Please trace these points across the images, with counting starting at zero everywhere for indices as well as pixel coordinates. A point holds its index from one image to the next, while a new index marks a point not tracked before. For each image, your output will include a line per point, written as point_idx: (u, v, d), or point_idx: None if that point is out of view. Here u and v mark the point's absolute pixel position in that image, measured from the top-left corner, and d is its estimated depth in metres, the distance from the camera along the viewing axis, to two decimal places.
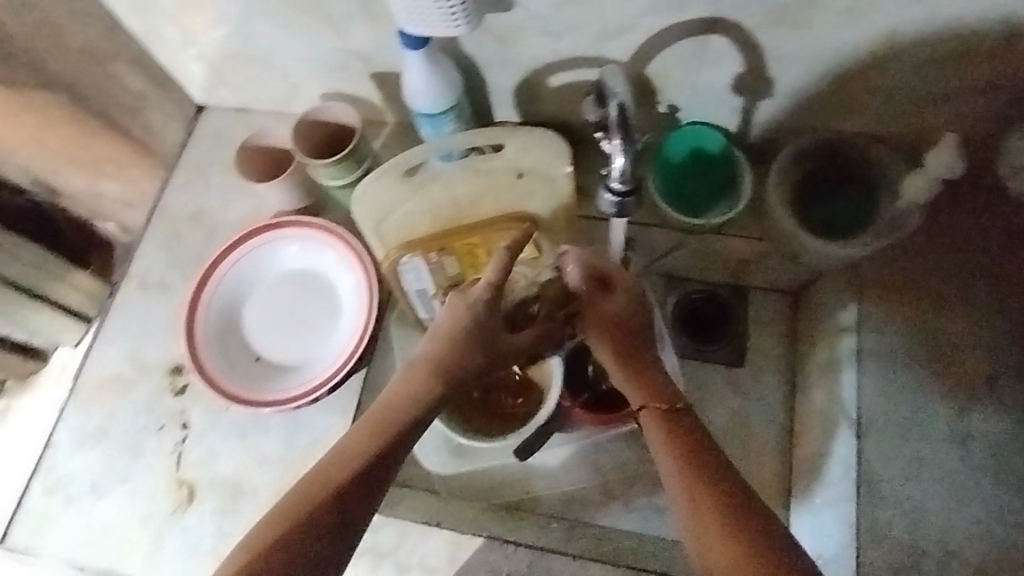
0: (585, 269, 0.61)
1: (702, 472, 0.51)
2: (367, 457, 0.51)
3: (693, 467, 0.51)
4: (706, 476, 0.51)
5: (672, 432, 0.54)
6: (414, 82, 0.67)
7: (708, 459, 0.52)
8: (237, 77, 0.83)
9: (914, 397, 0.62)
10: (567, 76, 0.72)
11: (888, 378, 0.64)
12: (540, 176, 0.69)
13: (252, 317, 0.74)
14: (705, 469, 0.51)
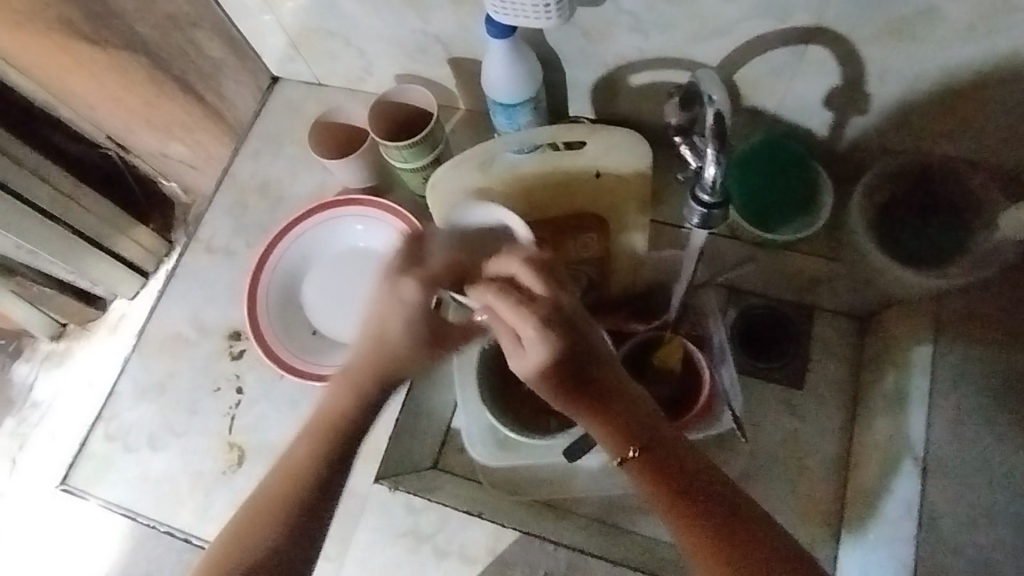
0: (498, 299, 0.56)
1: (701, 511, 0.50)
2: (313, 460, 0.56)
3: (689, 514, 0.50)
4: (705, 516, 0.49)
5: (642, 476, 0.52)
6: (495, 70, 0.67)
7: (705, 495, 0.50)
8: (317, 52, 0.86)
9: (988, 443, 0.59)
10: (648, 76, 0.69)
11: (961, 420, 0.62)
12: (619, 178, 0.65)
13: (311, 290, 0.77)
14: (703, 511, 0.50)
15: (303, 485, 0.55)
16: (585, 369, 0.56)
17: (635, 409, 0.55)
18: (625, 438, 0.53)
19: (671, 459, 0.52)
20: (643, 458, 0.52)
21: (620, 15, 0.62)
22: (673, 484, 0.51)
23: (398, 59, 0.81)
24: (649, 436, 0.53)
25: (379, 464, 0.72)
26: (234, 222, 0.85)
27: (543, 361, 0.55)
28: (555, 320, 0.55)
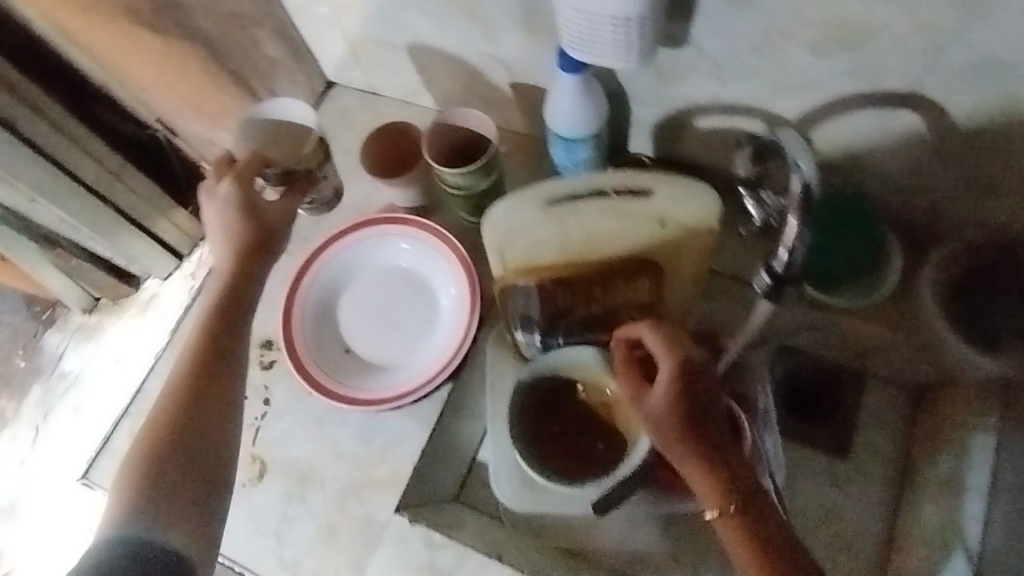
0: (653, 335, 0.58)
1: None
2: (211, 376, 0.64)
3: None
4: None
5: (744, 532, 0.53)
6: (561, 105, 0.65)
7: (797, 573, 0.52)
8: (375, 63, 0.84)
9: None
10: (717, 122, 0.66)
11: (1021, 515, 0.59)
12: (683, 231, 0.63)
13: (346, 305, 0.75)
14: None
15: (187, 391, 0.63)
16: (701, 412, 0.56)
17: (745, 475, 0.55)
18: (727, 495, 0.54)
19: (771, 531, 0.53)
20: (741, 522, 0.54)
21: (700, 60, 0.59)
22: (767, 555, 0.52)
23: (458, 79, 0.79)
24: (753, 503, 0.54)
25: (400, 494, 0.70)
26: None
27: (668, 399, 0.56)
28: (694, 373, 0.57)
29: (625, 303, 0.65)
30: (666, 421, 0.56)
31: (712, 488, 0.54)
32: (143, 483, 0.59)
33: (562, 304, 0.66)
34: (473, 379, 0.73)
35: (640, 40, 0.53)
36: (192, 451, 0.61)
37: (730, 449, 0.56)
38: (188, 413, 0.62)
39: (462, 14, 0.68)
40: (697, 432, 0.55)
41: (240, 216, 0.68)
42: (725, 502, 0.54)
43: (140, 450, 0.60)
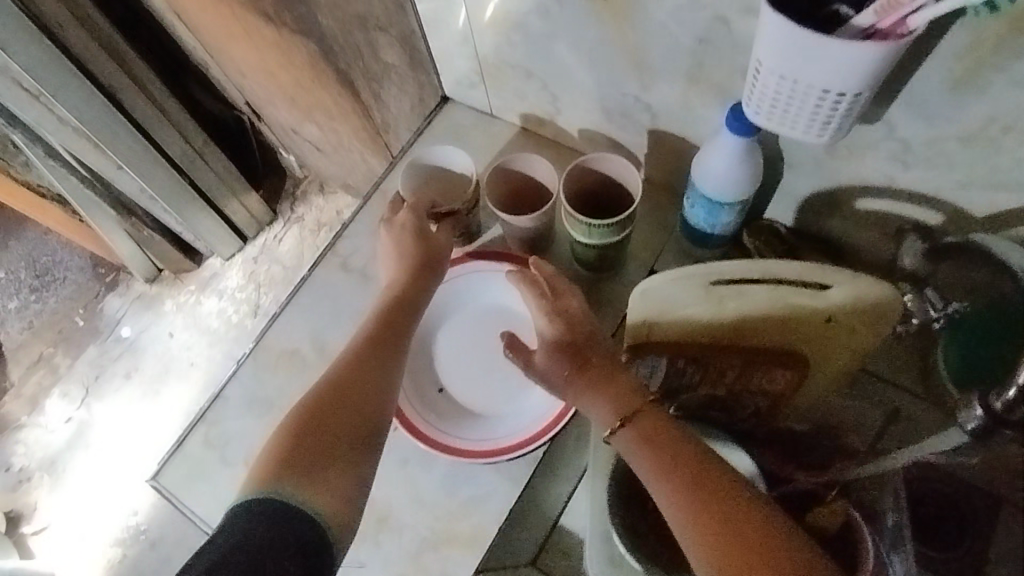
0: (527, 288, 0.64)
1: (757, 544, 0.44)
2: (369, 367, 0.61)
3: (746, 545, 0.44)
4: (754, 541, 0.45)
5: (655, 444, 0.52)
6: (717, 168, 0.59)
7: (753, 518, 0.46)
8: (499, 84, 0.80)
9: None
10: (882, 205, 0.60)
11: None
12: (848, 329, 0.55)
13: (448, 344, 0.71)
14: (754, 534, 0.45)
15: (392, 349, 0.63)
16: (590, 351, 0.59)
17: (669, 429, 0.53)
18: (665, 453, 0.51)
19: (713, 475, 0.49)
20: (685, 476, 0.49)
21: (888, 141, 0.53)
22: (718, 503, 0.47)
23: (589, 115, 0.74)
24: (690, 453, 0.50)
25: (480, 556, 0.65)
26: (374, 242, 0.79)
27: (566, 364, 0.59)
28: (580, 338, 0.60)
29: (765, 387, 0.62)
30: (561, 358, 0.59)
31: (605, 402, 0.56)
32: (280, 456, 0.54)
33: (691, 376, 0.62)
34: (570, 443, 0.67)
35: (843, 117, 0.47)
36: (321, 425, 0.56)
37: (642, 405, 0.55)
38: (353, 396, 0.59)
39: (618, 52, 0.63)
40: (584, 358, 0.59)
41: (412, 239, 0.69)
42: (669, 464, 0.50)
43: (293, 421, 0.57)
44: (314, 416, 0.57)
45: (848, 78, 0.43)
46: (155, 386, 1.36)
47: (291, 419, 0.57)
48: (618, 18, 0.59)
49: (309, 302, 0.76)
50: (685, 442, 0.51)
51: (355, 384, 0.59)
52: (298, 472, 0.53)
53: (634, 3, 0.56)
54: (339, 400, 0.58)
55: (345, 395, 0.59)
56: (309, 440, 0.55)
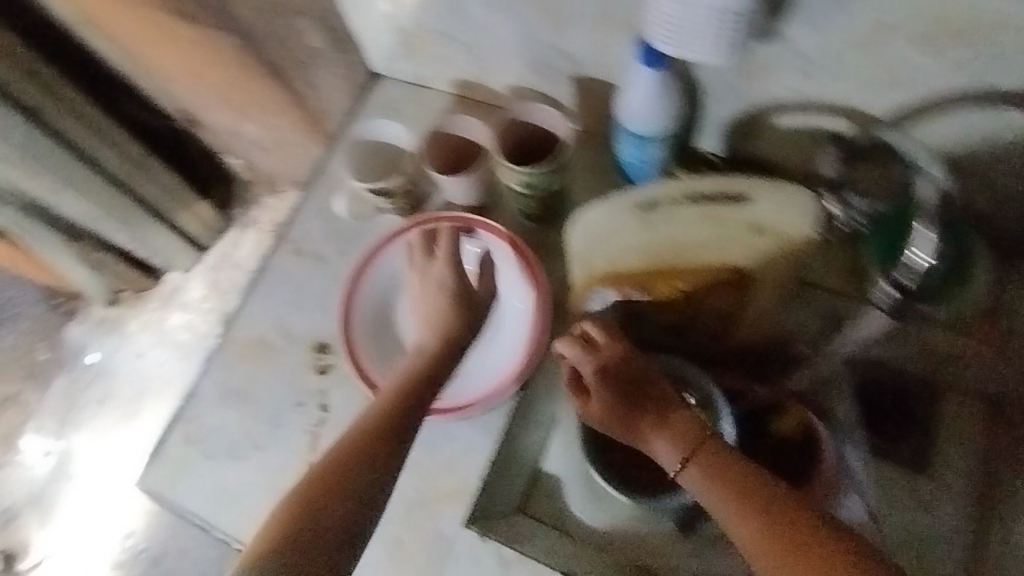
0: (569, 340, 0.60)
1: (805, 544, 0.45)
2: (388, 436, 0.54)
3: (798, 547, 0.45)
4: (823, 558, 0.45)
5: (721, 479, 0.50)
6: (638, 103, 0.62)
7: (811, 532, 0.46)
8: (426, 52, 0.81)
9: None
10: (796, 119, 0.63)
11: None
12: (777, 239, 0.59)
13: (409, 312, 0.73)
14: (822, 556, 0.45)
15: (409, 423, 0.56)
16: (647, 393, 0.56)
17: (725, 454, 0.51)
18: (727, 479, 0.50)
19: (773, 496, 0.48)
20: (749, 498, 0.48)
21: (789, 56, 0.56)
22: (784, 527, 0.46)
23: (517, 71, 0.76)
24: (755, 480, 0.49)
25: (468, 505, 0.68)
26: (325, 224, 0.80)
27: (625, 404, 0.56)
28: (621, 372, 0.57)
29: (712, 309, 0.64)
30: (615, 399, 0.56)
31: (670, 442, 0.53)
32: (271, 546, 0.47)
33: (647, 308, 0.64)
34: (538, 388, 0.70)
35: (739, 28, 0.50)
36: (317, 504, 0.49)
37: (702, 437, 0.52)
38: (360, 477, 0.51)
39: (532, 3, 0.64)
40: (637, 402, 0.56)
41: (449, 299, 0.66)
42: (726, 488, 0.49)
43: (291, 503, 0.49)
44: (312, 500, 0.49)
45: None
46: (132, 407, 1.35)
47: (292, 500, 0.49)
48: None
49: (270, 290, 0.77)
50: (747, 470, 0.50)
51: (362, 465, 0.52)
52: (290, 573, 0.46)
53: None
54: (344, 483, 0.51)
55: (349, 475, 0.51)
56: (310, 527, 0.48)
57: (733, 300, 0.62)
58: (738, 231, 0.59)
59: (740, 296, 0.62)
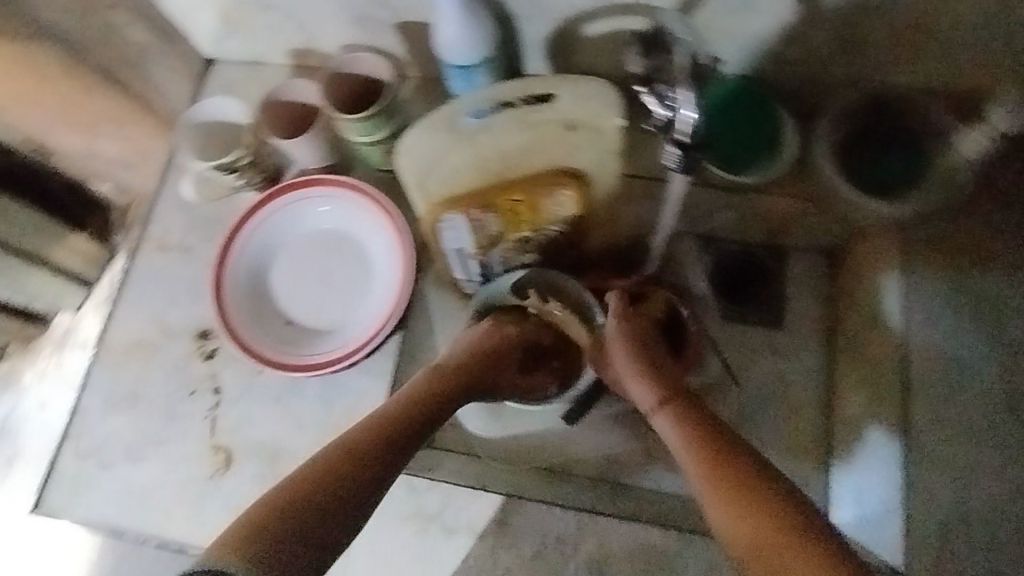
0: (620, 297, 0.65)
1: (744, 488, 0.48)
2: (407, 433, 0.54)
3: (737, 487, 0.49)
4: (761, 499, 0.47)
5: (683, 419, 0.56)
6: (448, 34, 0.65)
7: (754, 481, 0.49)
8: (251, 26, 0.80)
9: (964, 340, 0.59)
10: (603, 26, 0.68)
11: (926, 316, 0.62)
12: (590, 130, 0.59)
13: (282, 282, 0.75)
14: (756, 500, 0.47)
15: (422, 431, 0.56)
16: (647, 342, 0.62)
17: (701, 412, 0.56)
18: (692, 429, 0.54)
19: (729, 451, 0.52)
20: (707, 446, 0.52)
21: None
22: (732, 473, 0.50)
23: (342, 28, 0.77)
24: (721, 436, 0.53)
25: None
26: (183, 215, 0.78)
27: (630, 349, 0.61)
28: (631, 332, 0.63)
29: (558, 211, 0.64)
30: (626, 336, 0.62)
31: (650, 383, 0.59)
32: (283, 501, 0.45)
33: (495, 229, 0.64)
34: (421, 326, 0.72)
35: None
36: (325, 483, 0.47)
37: (677, 390, 0.58)
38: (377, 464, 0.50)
39: None
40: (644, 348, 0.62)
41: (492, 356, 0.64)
42: (690, 436, 0.54)
43: (312, 468, 0.48)
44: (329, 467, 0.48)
45: None
46: None
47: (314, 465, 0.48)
48: None
49: (138, 290, 0.76)
50: (711, 425, 0.54)
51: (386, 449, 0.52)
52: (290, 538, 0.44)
53: None
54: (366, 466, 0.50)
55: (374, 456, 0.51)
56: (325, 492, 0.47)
57: (572, 207, 0.64)
58: (552, 128, 0.59)
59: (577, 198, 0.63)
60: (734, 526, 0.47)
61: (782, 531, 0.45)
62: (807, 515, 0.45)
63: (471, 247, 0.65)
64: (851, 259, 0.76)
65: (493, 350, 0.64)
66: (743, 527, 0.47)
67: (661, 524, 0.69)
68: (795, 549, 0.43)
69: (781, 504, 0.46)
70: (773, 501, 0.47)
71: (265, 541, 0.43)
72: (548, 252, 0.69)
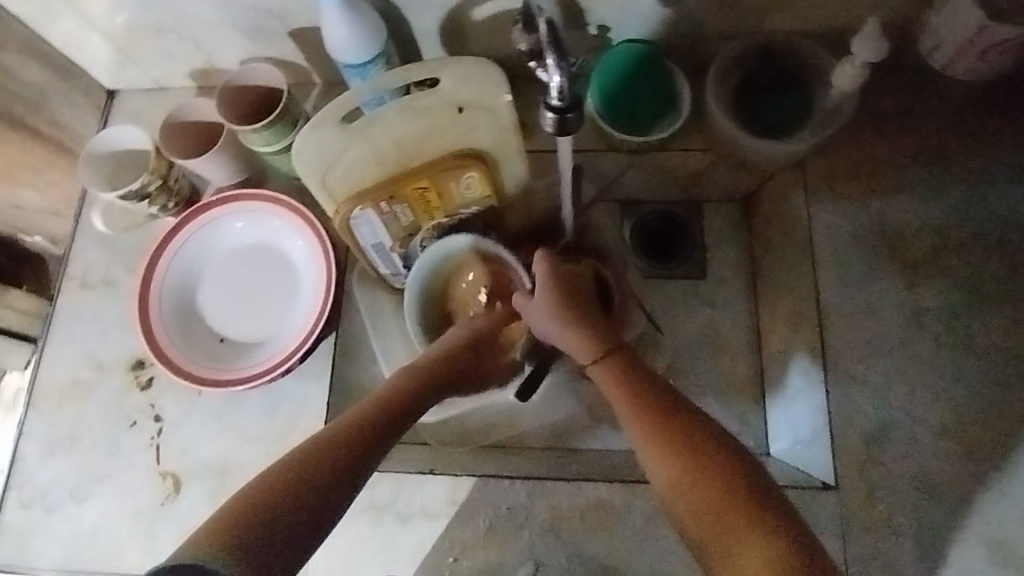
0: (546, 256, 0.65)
1: (677, 444, 0.49)
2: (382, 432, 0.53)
3: (674, 446, 0.49)
4: (698, 456, 0.47)
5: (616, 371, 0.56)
6: (335, 34, 0.65)
7: (691, 439, 0.49)
8: (146, 52, 0.80)
9: (862, 266, 0.70)
10: (488, 8, 0.69)
11: (834, 248, 0.71)
12: (481, 109, 0.61)
13: (210, 302, 0.75)
14: (692, 458, 0.47)
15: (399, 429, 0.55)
16: (580, 295, 0.63)
17: (634, 366, 0.56)
18: (626, 385, 0.54)
19: (663, 405, 0.52)
20: (641, 401, 0.52)
21: None
22: (668, 429, 0.50)
23: (236, 43, 0.77)
24: (657, 391, 0.53)
25: None
26: (103, 249, 0.77)
27: (560, 304, 0.61)
28: (562, 289, 0.63)
29: (467, 193, 0.66)
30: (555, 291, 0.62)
31: (589, 336, 0.59)
32: (251, 503, 0.44)
33: (408, 220, 0.67)
34: (355, 324, 0.74)
35: None
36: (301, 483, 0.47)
37: (612, 345, 0.58)
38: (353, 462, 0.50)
39: None
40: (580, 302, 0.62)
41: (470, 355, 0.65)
42: (625, 391, 0.54)
43: (281, 468, 0.48)
44: (298, 466, 0.48)
45: None
46: None
47: (284, 465, 0.48)
48: None
49: (66, 329, 0.75)
50: (644, 380, 0.54)
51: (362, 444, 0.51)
52: (259, 540, 0.43)
53: None
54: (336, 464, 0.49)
55: (347, 453, 0.50)
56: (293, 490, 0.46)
57: (480, 188, 0.66)
58: (443, 112, 0.61)
59: (484, 178, 0.65)
60: (672, 482, 0.47)
61: (718, 491, 0.45)
62: (739, 465, 0.47)
63: (389, 240, 0.67)
64: (762, 205, 0.79)
65: (471, 345, 0.65)
66: (681, 485, 0.47)
67: (614, 479, 0.69)
68: (731, 506, 0.44)
69: (717, 463, 0.47)
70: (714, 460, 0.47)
71: (235, 542, 0.42)
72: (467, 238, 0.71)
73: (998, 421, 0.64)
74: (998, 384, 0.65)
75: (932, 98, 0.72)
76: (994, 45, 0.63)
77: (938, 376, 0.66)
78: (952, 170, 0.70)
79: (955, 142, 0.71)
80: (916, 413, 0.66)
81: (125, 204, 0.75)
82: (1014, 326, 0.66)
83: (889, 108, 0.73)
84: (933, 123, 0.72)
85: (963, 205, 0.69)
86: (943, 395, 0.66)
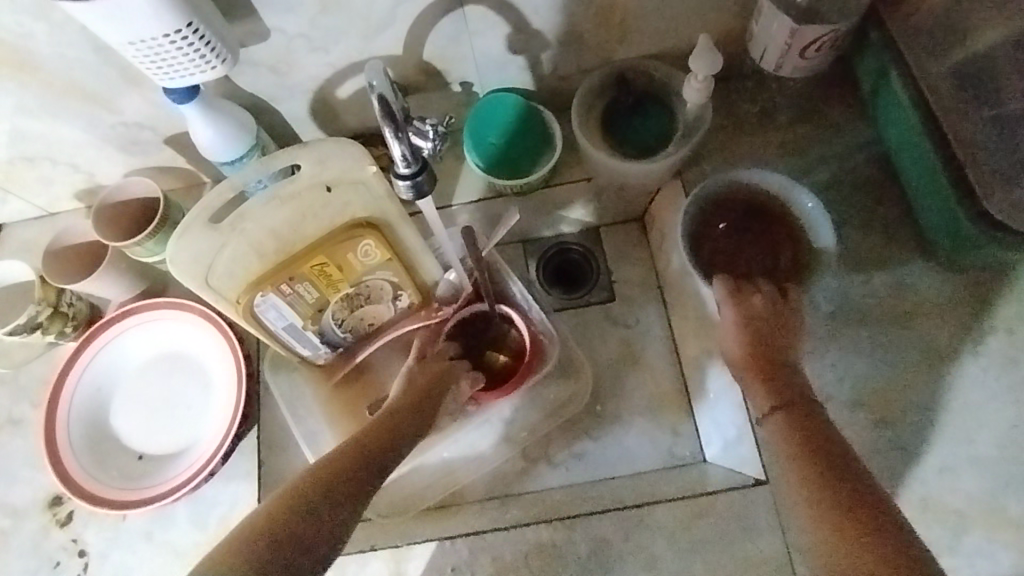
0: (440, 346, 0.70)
1: (855, 510, 0.48)
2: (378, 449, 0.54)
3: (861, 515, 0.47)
4: (863, 511, 0.47)
5: (796, 428, 0.56)
6: (199, 135, 0.66)
7: (873, 515, 0.47)
8: (24, 182, 0.78)
9: None
10: (351, 85, 0.72)
11: None
12: (348, 184, 0.61)
13: (123, 420, 0.73)
14: (856, 500, 0.48)
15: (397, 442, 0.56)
16: (776, 352, 0.62)
17: (811, 423, 0.56)
18: (800, 440, 0.55)
19: (839, 471, 0.51)
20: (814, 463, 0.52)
21: (293, 40, 0.64)
22: (833, 482, 0.50)
23: (114, 159, 0.77)
24: (831, 451, 0.53)
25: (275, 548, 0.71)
26: (5, 388, 0.75)
27: (743, 328, 0.63)
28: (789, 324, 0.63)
29: (367, 260, 0.65)
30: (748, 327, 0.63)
31: (766, 390, 0.60)
32: (274, 519, 0.45)
33: (313, 296, 0.65)
34: (274, 414, 0.73)
35: (208, 45, 0.56)
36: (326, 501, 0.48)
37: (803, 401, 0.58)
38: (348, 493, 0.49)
39: (64, 95, 0.66)
40: (769, 354, 0.62)
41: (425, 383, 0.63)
42: (789, 444, 0.55)
43: (297, 489, 0.48)
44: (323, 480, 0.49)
45: (161, 18, 0.51)
46: None
47: (300, 487, 0.48)
48: (23, 68, 0.62)
49: None
50: (822, 441, 0.54)
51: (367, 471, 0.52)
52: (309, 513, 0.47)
53: (15, 48, 0.60)
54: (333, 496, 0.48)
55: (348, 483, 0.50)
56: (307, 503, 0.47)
57: (379, 253, 0.65)
58: (313, 195, 0.61)
59: (383, 242, 0.64)
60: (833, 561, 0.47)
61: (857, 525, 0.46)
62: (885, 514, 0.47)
63: (299, 319, 0.67)
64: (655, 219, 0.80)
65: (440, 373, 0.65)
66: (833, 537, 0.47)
67: (554, 517, 0.69)
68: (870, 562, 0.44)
69: (875, 521, 0.47)
70: (874, 523, 0.46)
71: (253, 549, 0.43)
72: (378, 304, 0.70)
73: (897, 385, 0.67)
74: (895, 350, 0.68)
75: (779, 92, 0.77)
76: (811, 43, 0.67)
77: (840, 352, 0.69)
78: (811, 156, 0.75)
79: (808, 130, 0.76)
80: (828, 392, 0.68)
81: (19, 339, 0.74)
82: (896, 290, 0.70)
83: (743, 110, 0.77)
84: (788, 113, 0.76)
85: (829, 185, 0.74)
86: (850, 370, 0.68)
